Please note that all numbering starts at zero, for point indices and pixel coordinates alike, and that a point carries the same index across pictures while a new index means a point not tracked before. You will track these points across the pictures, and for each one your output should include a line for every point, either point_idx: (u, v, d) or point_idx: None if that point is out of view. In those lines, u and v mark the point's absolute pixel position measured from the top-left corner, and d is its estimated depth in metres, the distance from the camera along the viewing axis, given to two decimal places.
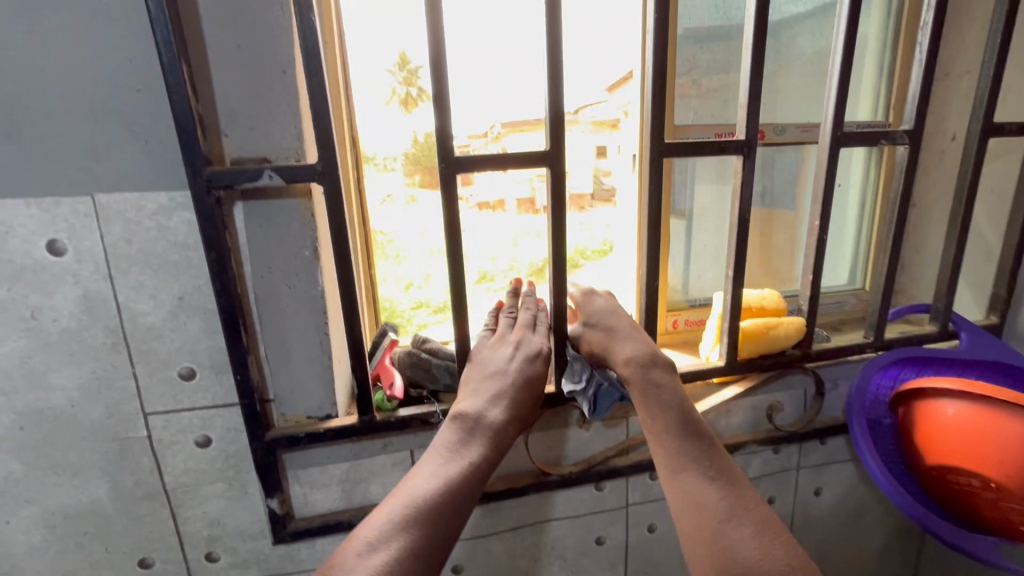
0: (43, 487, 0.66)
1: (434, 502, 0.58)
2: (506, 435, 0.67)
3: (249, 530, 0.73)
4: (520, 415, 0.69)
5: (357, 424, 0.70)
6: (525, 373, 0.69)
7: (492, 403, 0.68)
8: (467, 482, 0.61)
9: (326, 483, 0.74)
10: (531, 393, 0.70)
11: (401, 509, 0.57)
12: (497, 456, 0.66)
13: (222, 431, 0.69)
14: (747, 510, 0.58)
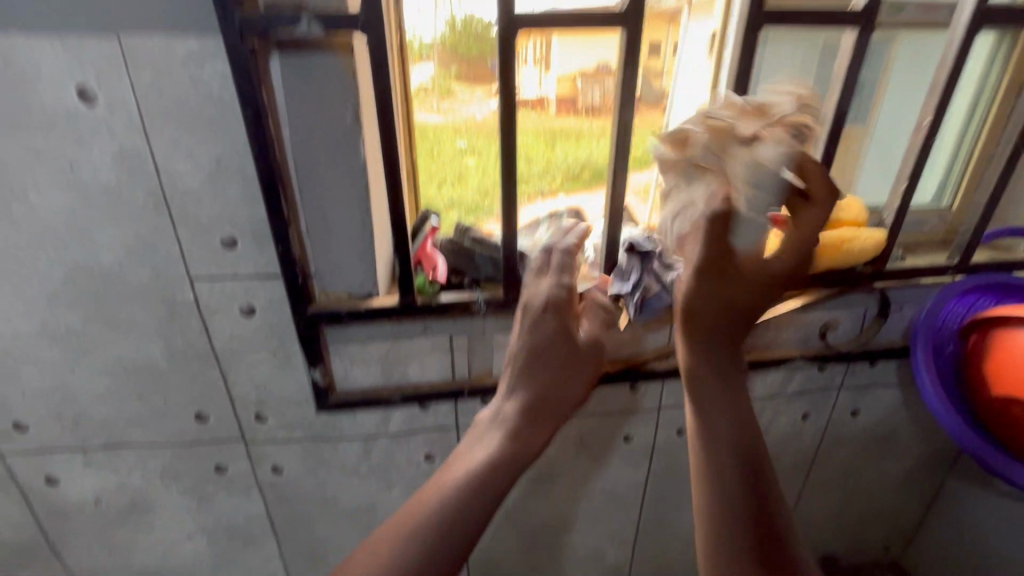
0: (102, 340, 0.69)
1: (458, 507, 0.52)
2: (547, 425, 0.63)
3: (294, 397, 0.76)
4: (560, 400, 0.65)
5: (397, 306, 0.69)
6: (555, 345, 0.66)
7: (528, 381, 0.64)
8: (497, 474, 0.55)
9: (366, 360, 0.75)
10: (570, 369, 0.66)
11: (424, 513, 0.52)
12: (520, 454, 0.58)
13: (265, 301, 0.69)
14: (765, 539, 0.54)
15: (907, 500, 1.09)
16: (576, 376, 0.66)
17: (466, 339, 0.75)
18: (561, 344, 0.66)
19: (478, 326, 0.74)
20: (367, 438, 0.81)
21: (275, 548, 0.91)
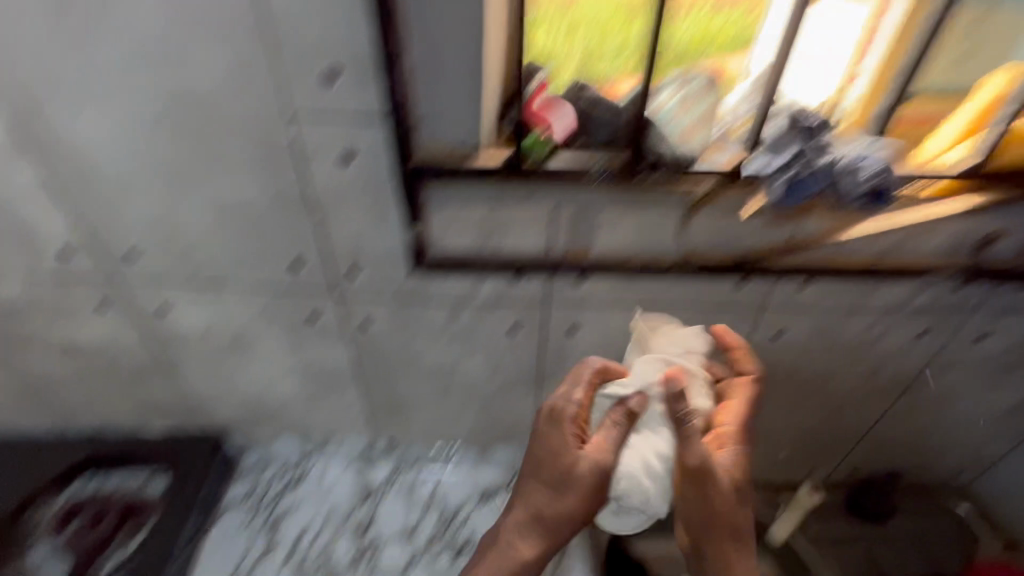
0: (202, 176, 0.67)
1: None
2: (567, 510, 0.61)
3: (385, 257, 0.74)
4: (569, 514, 0.61)
5: (503, 166, 0.62)
6: (568, 457, 0.61)
7: (546, 483, 0.62)
8: (516, 569, 0.64)
9: (461, 226, 0.70)
10: (580, 496, 0.60)
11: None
12: (523, 572, 0.64)
13: (364, 148, 0.63)
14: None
15: (1003, 435, 1.02)
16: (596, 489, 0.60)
17: (570, 211, 0.69)
18: (571, 447, 0.61)
19: (584, 198, 0.68)
20: (455, 305, 0.80)
21: (359, 394, 0.96)
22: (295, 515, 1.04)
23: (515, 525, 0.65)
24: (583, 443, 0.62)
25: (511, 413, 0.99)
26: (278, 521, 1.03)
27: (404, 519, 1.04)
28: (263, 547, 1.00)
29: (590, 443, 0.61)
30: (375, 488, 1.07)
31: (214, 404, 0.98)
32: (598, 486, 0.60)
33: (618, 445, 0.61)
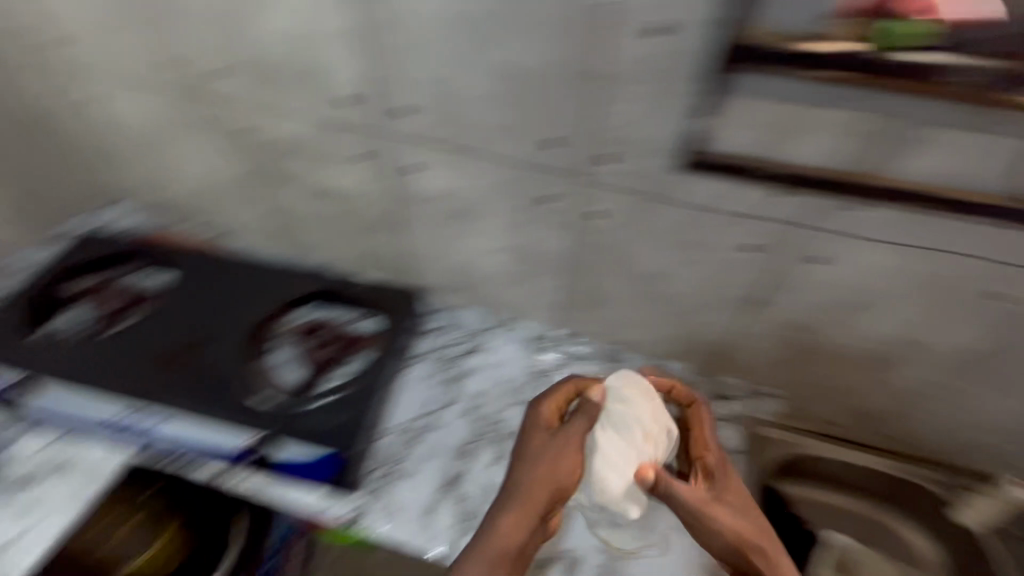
0: (501, 34, 0.68)
1: (505, 545, 0.70)
2: (537, 510, 0.72)
3: (651, 146, 0.72)
4: (558, 479, 0.73)
5: (839, 58, 0.56)
6: (554, 454, 0.75)
7: (519, 492, 0.73)
8: (507, 548, 0.70)
9: (749, 123, 0.65)
10: (541, 493, 0.73)
11: (489, 553, 0.69)
12: (517, 542, 0.70)
13: (681, 19, 0.60)
14: (773, 557, 0.72)
15: None
16: (579, 457, 0.75)
17: (886, 122, 0.61)
18: (564, 444, 0.75)
19: (919, 108, 0.59)
20: (699, 212, 0.76)
21: (559, 284, 1.00)
22: (474, 378, 1.14)
23: (476, 557, 0.69)
24: (564, 429, 0.77)
25: (703, 334, 0.98)
26: (459, 380, 1.13)
27: None
28: (447, 398, 1.12)
29: (568, 429, 0.77)
30: (545, 373, 1.14)
31: (427, 266, 1.07)
32: (578, 454, 0.75)
33: (588, 430, 0.77)
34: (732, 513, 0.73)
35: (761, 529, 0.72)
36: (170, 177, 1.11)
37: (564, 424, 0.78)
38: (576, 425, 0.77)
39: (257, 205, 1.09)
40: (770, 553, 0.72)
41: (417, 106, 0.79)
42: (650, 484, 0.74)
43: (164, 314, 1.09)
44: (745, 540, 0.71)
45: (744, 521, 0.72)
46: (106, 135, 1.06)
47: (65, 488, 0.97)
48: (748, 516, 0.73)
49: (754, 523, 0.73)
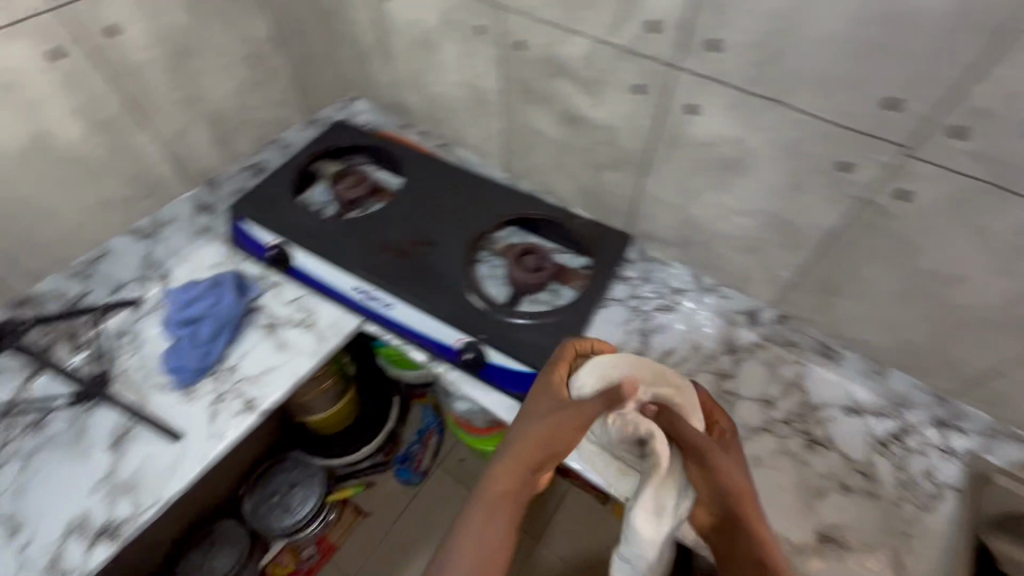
0: None
1: (507, 493, 0.65)
2: (534, 467, 0.68)
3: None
4: (554, 437, 0.70)
5: None
6: (548, 417, 0.71)
7: (518, 448, 0.69)
8: (508, 505, 0.64)
9: None
10: (533, 451, 0.69)
11: (486, 499, 0.64)
12: (514, 475, 0.67)
13: None
14: (749, 535, 0.64)
15: None
16: (580, 427, 0.71)
17: None
18: (563, 410, 0.72)
19: None
20: None
21: (801, 263, 0.92)
22: (665, 335, 1.11)
23: (479, 505, 0.64)
24: (565, 401, 0.74)
25: (962, 357, 0.86)
26: (650, 334, 1.11)
27: (764, 389, 1.04)
28: (635, 348, 1.10)
29: (568, 401, 0.74)
30: (739, 347, 1.09)
31: (656, 214, 1.04)
32: (583, 425, 0.71)
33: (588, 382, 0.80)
34: (713, 472, 0.68)
35: (739, 501, 0.66)
36: (429, 83, 1.16)
37: (567, 396, 0.76)
38: (589, 401, 0.73)
39: (503, 124, 1.13)
40: (746, 527, 0.65)
41: (754, 43, 0.71)
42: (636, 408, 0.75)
43: (394, 211, 1.18)
44: (733, 509, 0.66)
45: (732, 474, 0.68)
46: (387, 32, 1.11)
47: (308, 339, 1.10)
48: (735, 472, 0.68)
49: (731, 482, 0.67)
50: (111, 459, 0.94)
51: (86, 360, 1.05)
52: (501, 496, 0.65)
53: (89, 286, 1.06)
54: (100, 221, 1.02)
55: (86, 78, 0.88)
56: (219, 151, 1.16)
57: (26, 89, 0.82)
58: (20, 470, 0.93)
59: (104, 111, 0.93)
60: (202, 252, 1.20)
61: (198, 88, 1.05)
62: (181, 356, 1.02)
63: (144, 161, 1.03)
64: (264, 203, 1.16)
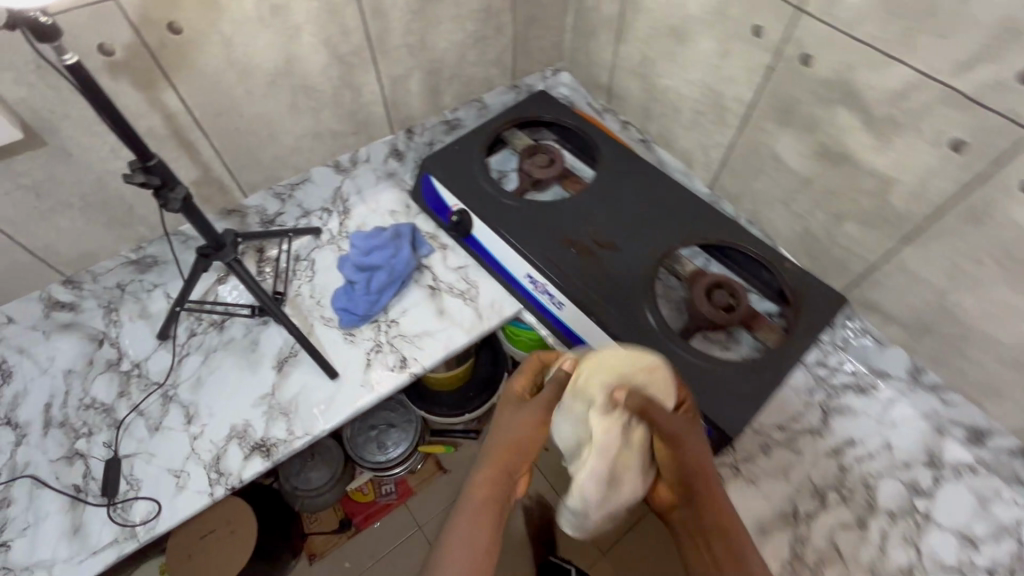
0: None
1: (484, 498, 0.49)
2: (508, 470, 0.52)
3: None
4: (513, 441, 0.54)
5: None
6: (512, 421, 0.57)
7: (485, 457, 0.53)
8: (482, 518, 0.47)
9: None
10: (502, 457, 0.53)
11: (467, 504, 0.49)
12: (500, 485, 0.51)
13: None
14: (723, 531, 0.51)
15: None
16: (540, 427, 0.57)
17: None
18: (516, 414, 0.59)
19: None
20: None
21: None
22: (850, 421, 0.95)
23: (459, 523, 0.47)
24: (528, 400, 0.61)
25: None
26: (831, 415, 0.96)
27: (965, 523, 0.87)
28: (812, 426, 0.96)
29: (529, 403, 0.60)
30: (943, 464, 0.90)
31: (895, 289, 0.87)
32: (542, 425, 0.57)
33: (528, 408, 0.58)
34: (685, 438, 0.56)
35: (690, 490, 0.55)
36: (660, 76, 1.04)
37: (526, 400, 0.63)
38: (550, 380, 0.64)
39: (735, 140, 0.98)
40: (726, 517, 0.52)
41: None
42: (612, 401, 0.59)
43: (582, 203, 1.10)
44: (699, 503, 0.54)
45: (687, 448, 0.56)
46: (634, 10, 1.00)
47: (467, 313, 1.08)
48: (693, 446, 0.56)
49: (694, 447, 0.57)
50: (276, 378, 0.99)
51: (270, 275, 1.11)
52: (482, 499, 0.49)
53: (286, 207, 1.10)
54: (312, 150, 1.04)
55: (343, 10, 0.87)
56: (427, 103, 1.12)
57: (294, 13, 0.83)
58: (201, 363, 1.00)
59: (349, 44, 0.92)
60: (384, 197, 1.21)
61: (431, 36, 1.01)
62: (351, 298, 1.04)
63: (363, 99, 1.02)
64: (454, 166, 1.13)
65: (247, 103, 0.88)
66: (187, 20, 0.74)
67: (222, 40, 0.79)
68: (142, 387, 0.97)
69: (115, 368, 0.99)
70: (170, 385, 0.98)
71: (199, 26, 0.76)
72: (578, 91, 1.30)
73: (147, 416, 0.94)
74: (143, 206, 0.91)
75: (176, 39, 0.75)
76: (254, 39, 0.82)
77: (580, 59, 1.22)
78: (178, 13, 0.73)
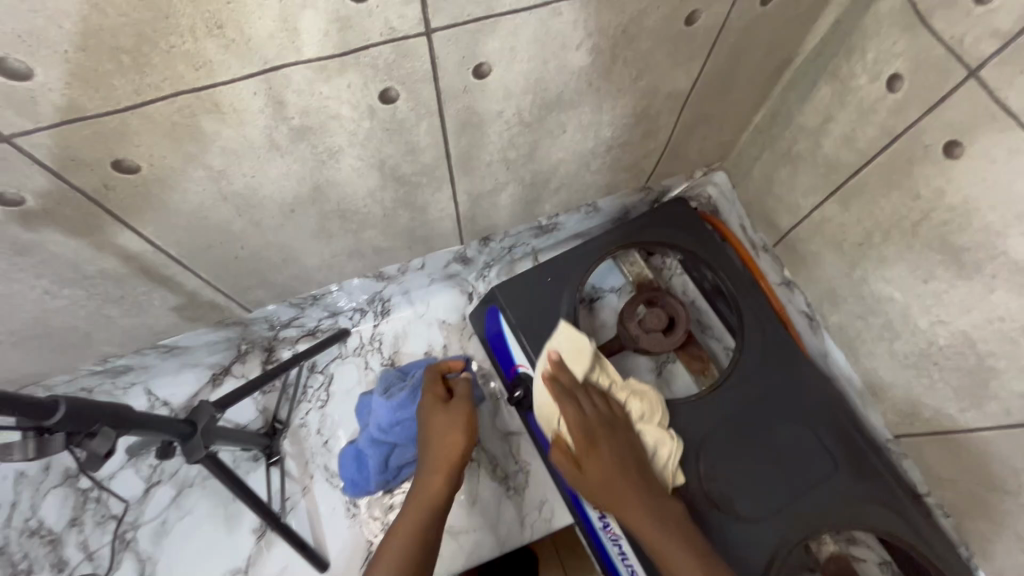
0: None
1: (426, 498, 0.63)
2: (438, 475, 0.65)
3: None
4: (454, 449, 0.67)
5: None
6: (445, 423, 0.69)
7: (429, 463, 0.66)
8: (428, 519, 0.62)
9: None
10: (440, 464, 0.66)
11: (407, 515, 0.62)
12: (430, 490, 0.64)
13: None
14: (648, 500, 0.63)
15: None
16: (473, 425, 0.70)
17: None
18: (449, 417, 0.69)
19: None
20: None
21: None
22: None
23: (401, 517, 0.62)
24: (448, 404, 0.71)
25: None
26: None
27: None
28: None
29: (453, 404, 0.71)
30: None
31: None
32: (468, 424, 0.69)
33: (433, 406, 0.71)
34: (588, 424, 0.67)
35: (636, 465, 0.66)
36: (885, 280, 0.65)
37: (450, 402, 0.71)
38: (459, 388, 0.74)
39: (981, 431, 0.61)
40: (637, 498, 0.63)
41: None
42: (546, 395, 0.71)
43: (693, 417, 0.73)
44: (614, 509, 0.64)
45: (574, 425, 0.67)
46: (884, 179, 0.60)
47: (505, 511, 0.83)
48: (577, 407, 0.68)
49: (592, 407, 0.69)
50: (253, 546, 0.79)
51: (275, 389, 0.86)
52: (413, 498, 0.63)
53: (305, 313, 0.83)
54: (346, 267, 0.74)
55: (414, 127, 0.53)
56: (517, 213, 0.78)
57: (331, 135, 0.50)
58: (170, 501, 0.81)
59: (416, 163, 0.58)
60: (435, 301, 0.91)
61: (546, 148, 0.65)
62: (362, 468, 0.80)
63: (427, 217, 0.70)
64: (533, 308, 0.78)
65: (250, 234, 0.59)
66: (144, 156, 0.44)
67: (210, 175, 0.48)
68: (97, 518, 0.79)
69: (72, 481, 0.80)
70: (129, 524, 0.79)
71: (166, 161, 0.45)
72: (733, 203, 0.88)
73: (96, 562, 0.78)
74: (102, 332, 0.66)
75: (129, 178, 0.45)
76: (263, 169, 0.50)
77: (752, 176, 0.82)
78: (127, 149, 0.43)
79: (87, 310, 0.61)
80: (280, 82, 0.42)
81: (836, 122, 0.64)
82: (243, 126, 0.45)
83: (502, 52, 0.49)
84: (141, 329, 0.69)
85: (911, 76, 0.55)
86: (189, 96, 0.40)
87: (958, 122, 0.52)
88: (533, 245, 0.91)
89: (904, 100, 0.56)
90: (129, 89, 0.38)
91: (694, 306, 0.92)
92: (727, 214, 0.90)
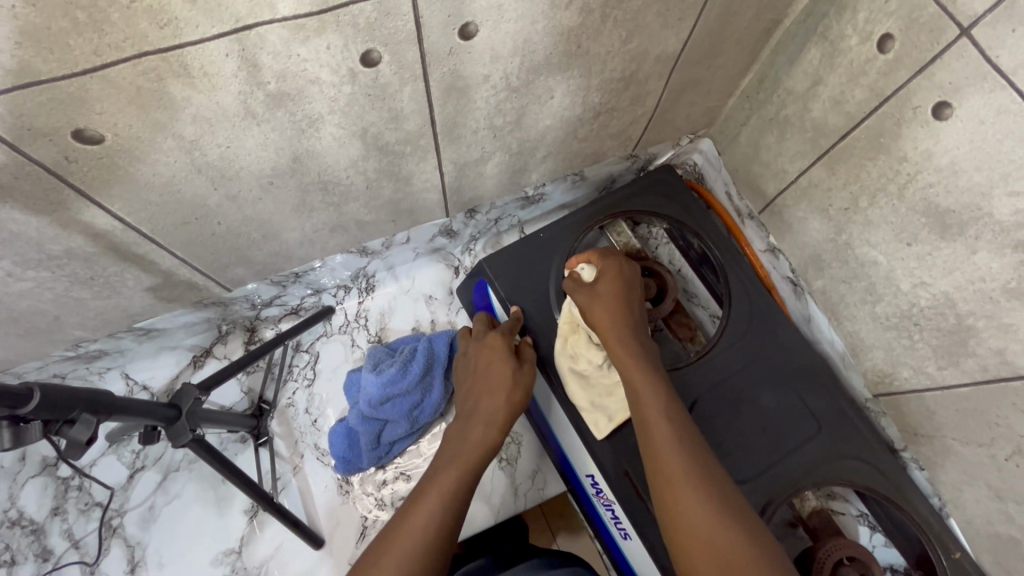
0: None
1: (471, 455, 0.60)
2: (483, 434, 0.62)
3: None
4: (504, 411, 0.64)
5: None
6: (498, 381, 0.65)
7: (474, 422, 0.63)
8: (465, 476, 0.58)
9: None
10: (492, 422, 0.63)
11: (450, 466, 0.59)
12: (474, 449, 0.61)
13: None
14: (665, 406, 0.57)
15: None
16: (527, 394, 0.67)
17: None
18: (503, 379, 0.66)
19: None
20: None
21: None
22: None
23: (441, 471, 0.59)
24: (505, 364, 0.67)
25: None
26: None
27: None
28: None
29: (509, 366, 0.67)
30: None
31: None
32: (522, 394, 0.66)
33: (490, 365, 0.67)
34: (611, 302, 0.66)
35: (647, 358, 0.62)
36: (869, 244, 0.66)
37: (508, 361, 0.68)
38: (523, 353, 0.70)
39: (958, 387, 0.63)
40: (662, 422, 0.56)
41: None
42: (577, 278, 0.69)
43: (681, 384, 0.74)
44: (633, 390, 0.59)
45: (604, 315, 0.64)
46: (872, 142, 0.61)
47: (497, 484, 0.84)
48: (617, 295, 0.66)
49: (634, 310, 0.67)
50: (245, 526, 0.78)
51: (259, 369, 0.84)
52: (458, 455, 0.60)
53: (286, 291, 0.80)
54: (329, 242, 0.72)
55: (397, 92, 0.51)
56: (504, 183, 0.76)
57: (310, 101, 0.47)
58: (157, 486, 0.79)
59: (400, 132, 0.56)
60: (420, 276, 0.90)
61: (533, 115, 0.63)
62: (353, 445, 0.79)
63: (411, 188, 0.67)
64: (521, 279, 0.77)
65: (226, 210, 0.56)
66: (107, 125, 0.41)
67: (180, 146, 0.45)
68: (79, 506, 0.78)
69: (51, 470, 0.78)
70: (115, 510, 0.78)
71: (133, 131, 0.42)
72: (719, 171, 0.87)
73: (83, 549, 0.76)
74: (73, 315, 0.63)
75: (93, 149, 0.42)
76: (237, 139, 0.48)
77: (738, 142, 0.81)
78: (91, 118, 0.40)
79: (54, 293, 0.58)
80: (254, 42, 0.39)
81: (826, 86, 0.64)
82: (214, 91, 0.42)
83: (490, 11, 0.46)
84: (115, 311, 0.66)
85: (902, 36, 0.54)
86: (155, 58, 0.37)
87: (949, 82, 0.52)
88: (519, 217, 0.89)
89: (894, 62, 0.56)
90: (87, 50, 0.35)
91: (681, 275, 0.91)
92: (713, 181, 0.89)
